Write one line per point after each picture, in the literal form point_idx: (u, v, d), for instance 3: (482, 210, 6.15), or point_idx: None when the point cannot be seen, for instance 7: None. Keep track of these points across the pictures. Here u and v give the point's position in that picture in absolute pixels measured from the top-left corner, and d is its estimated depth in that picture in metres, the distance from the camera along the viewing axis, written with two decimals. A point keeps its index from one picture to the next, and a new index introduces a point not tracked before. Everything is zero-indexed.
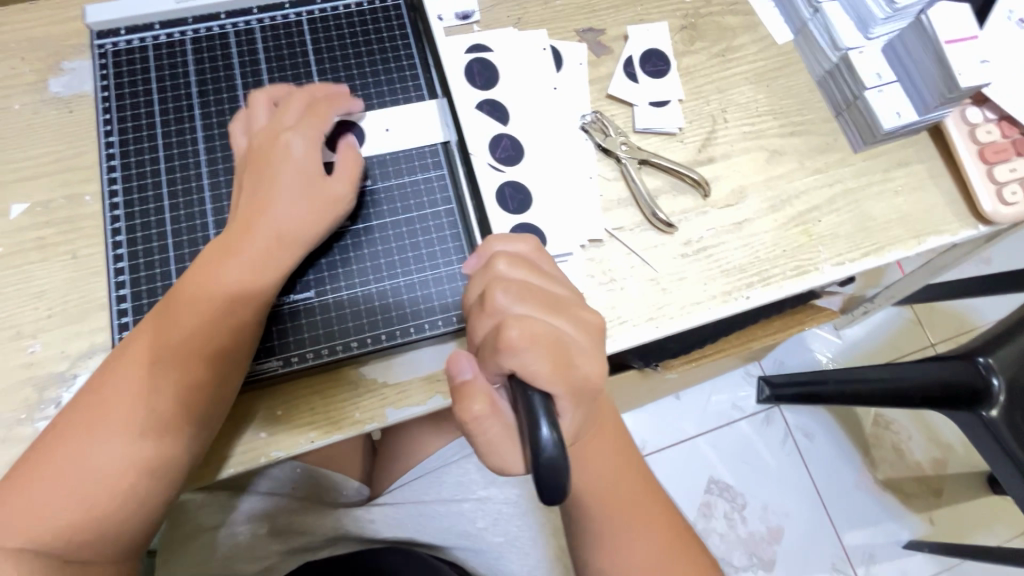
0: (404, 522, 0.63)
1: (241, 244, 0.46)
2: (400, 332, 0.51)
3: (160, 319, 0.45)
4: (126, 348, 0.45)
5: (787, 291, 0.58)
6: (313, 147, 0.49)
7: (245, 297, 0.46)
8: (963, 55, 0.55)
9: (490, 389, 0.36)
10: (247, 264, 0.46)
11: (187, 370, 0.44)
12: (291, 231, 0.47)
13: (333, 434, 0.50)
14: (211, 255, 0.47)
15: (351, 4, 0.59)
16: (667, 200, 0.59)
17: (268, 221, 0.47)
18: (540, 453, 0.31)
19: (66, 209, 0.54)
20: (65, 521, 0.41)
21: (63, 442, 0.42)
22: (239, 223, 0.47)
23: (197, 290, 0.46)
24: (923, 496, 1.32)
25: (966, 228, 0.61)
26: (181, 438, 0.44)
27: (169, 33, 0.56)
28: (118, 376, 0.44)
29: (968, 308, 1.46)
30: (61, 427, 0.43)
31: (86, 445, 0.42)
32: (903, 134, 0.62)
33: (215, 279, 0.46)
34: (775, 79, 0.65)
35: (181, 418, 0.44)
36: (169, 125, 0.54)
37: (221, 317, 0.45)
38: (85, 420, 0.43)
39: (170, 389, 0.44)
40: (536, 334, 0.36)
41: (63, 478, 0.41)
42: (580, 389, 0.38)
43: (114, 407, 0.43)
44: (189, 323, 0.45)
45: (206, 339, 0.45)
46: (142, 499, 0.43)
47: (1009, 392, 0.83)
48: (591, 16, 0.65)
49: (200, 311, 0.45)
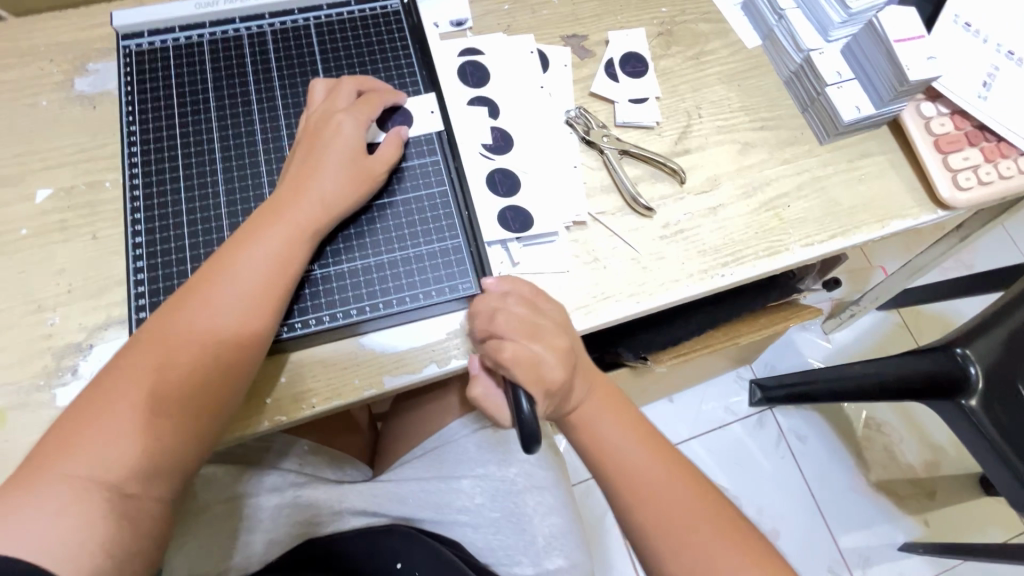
0: (405, 496, 0.65)
1: (285, 213, 0.50)
2: (397, 301, 0.55)
3: (200, 285, 0.48)
4: (170, 311, 0.47)
5: (759, 270, 0.62)
6: (364, 126, 0.55)
7: (287, 262, 0.50)
8: (911, 52, 0.60)
9: (489, 379, 0.53)
10: (293, 230, 0.50)
11: (232, 329, 0.48)
12: (338, 198, 0.52)
13: (333, 400, 0.54)
14: (256, 225, 0.50)
15: (354, 11, 0.64)
16: (646, 187, 0.64)
17: (318, 189, 0.51)
18: (522, 417, 0.45)
19: (88, 195, 0.59)
20: (114, 469, 0.43)
21: (103, 399, 0.44)
22: (283, 196, 0.51)
23: (241, 257, 0.49)
24: (917, 498, 1.33)
25: (925, 213, 0.65)
26: (222, 387, 0.47)
27: (188, 36, 0.61)
28: (163, 332, 0.46)
29: (952, 310, 1.50)
30: (100, 385, 0.45)
31: (124, 404, 0.44)
32: (864, 126, 0.66)
33: (261, 245, 0.49)
34: (746, 80, 0.70)
35: (227, 373, 0.47)
36: (186, 116, 0.58)
37: (267, 280, 0.49)
38: (123, 378, 0.45)
39: (214, 348, 0.47)
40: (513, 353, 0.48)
41: (106, 430, 0.43)
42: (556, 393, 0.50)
43: (153, 363, 0.45)
44: (236, 287, 0.48)
45: (248, 297, 0.48)
46: (185, 448, 0.46)
47: (987, 379, 0.86)
48: (575, 24, 0.71)
49: (243, 274, 0.48)
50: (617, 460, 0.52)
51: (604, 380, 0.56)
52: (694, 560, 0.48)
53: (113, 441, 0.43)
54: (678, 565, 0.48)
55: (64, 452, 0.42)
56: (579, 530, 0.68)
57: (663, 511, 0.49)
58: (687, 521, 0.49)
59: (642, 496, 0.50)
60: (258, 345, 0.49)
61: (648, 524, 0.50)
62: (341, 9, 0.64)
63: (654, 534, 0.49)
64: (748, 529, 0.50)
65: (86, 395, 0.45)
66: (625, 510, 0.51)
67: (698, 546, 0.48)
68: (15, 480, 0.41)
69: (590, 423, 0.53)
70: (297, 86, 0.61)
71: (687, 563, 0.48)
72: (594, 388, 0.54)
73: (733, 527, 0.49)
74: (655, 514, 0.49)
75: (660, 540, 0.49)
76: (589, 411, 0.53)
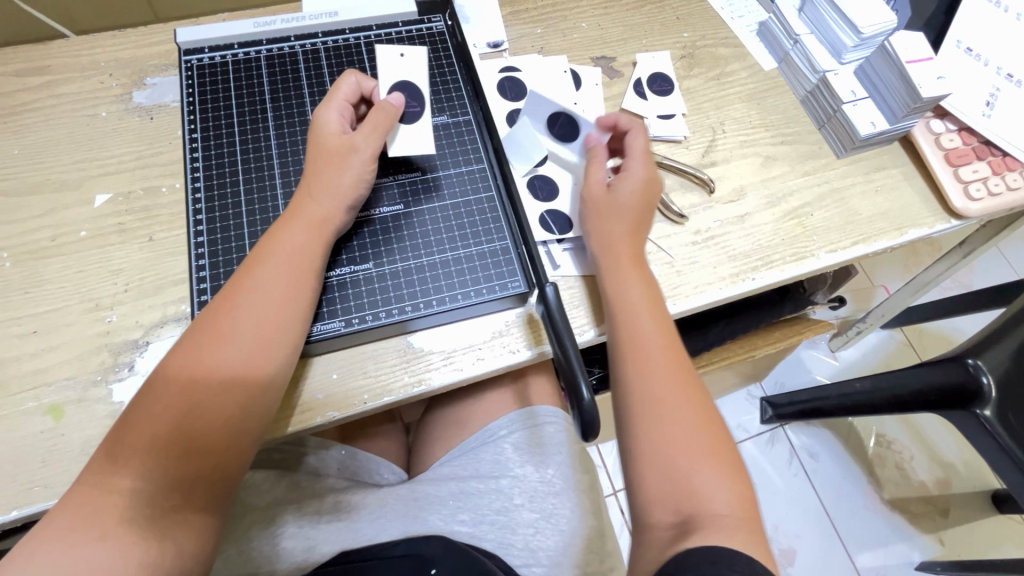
0: (444, 497, 0.65)
1: (295, 218, 0.53)
2: (450, 298, 0.57)
3: (220, 296, 0.50)
4: (191, 330, 0.49)
5: (788, 274, 0.64)
6: (335, 112, 0.57)
7: (303, 262, 0.51)
8: (922, 72, 0.64)
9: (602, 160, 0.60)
10: (311, 227, 0.53)
11: (259, 333, 0.48)
12: (330, 178, 0.54)
13: (384, 396, 0.55)
14: (276, 234, 0.52)
15: (401, 31, 0.69)
16: (678, 197, 0.67)
17: (313, 180, 0.54)
18: (583, 406, 0.46)
19: (144, 199, 0.61)
20: (155, 475, 0.44)
21: (137, 413, 0.45)
22: (295, 202, 0.54)
23: (257, 264, 0.51)
24: (932, 516, 1.30)
25: (940, 222, 0.69)
26: (248, 395, 0.47)
27: (246, 52, 0.65)
28: (186, 346, 0.48)
29: (956, 329, 1.53)
30: (135, 402, 0.46)
31: (156, 414, 0.45)
32: (879, 141, 0.71)
33: (278, 251, 0.51)
34: (765, 99, 0.75)
35: (249, 379, 0.48)
36: (245, 124, 0.62)
37: (282, 283, 0.50)
38: (153, 392, 0.46)
39: (233, 356, 0.47)
40: (642, 138, 0.60)
41: (142, 441, 0.44)
42: (624, 231, 0.57)
43: (180, 373, 0.46)
44: (258, 291, 0.49)
45: (265, 301, 0.49)
46: (218, 459, 0.46)
47: (1002, 389, 0.86)
48: (604, 47, 0.75)
49: (260, 278, 0.50)
50: (631, 329, 0.53)
51: (642, 261, 0.57)
52: (668, 442, 0.49)
53: (148, 452, 0.44)
54: (647, 439, 0.49)
55: (110, 460, 0.44)
56: (611, 535, 0.68)
57: (658, 392, 0.50)
58: (677, 411, 0.50)
59: (644, 371, 0.51)
60: (287, 345, 0.50)
61: (639, 395, 0.50)
62: (389, 29, 0.69)
63: (639, 409, 0.50)
64: (729, 445, 0.50)
65: (118, 423, 0.46)
66: (620, 375, 0.52)
67: (677, 433, 0.49)
68: (66, 496, 0.43)
69: (621, 289, 0.55)
70: None
71: (657, 441, 0.49)
72: (631, 260, 0.56)
73: (716, 436, 0.50)
74: (650, 392, 0.50)
75: (644, 418, 0.50)
76: (621, 278, 0.55)
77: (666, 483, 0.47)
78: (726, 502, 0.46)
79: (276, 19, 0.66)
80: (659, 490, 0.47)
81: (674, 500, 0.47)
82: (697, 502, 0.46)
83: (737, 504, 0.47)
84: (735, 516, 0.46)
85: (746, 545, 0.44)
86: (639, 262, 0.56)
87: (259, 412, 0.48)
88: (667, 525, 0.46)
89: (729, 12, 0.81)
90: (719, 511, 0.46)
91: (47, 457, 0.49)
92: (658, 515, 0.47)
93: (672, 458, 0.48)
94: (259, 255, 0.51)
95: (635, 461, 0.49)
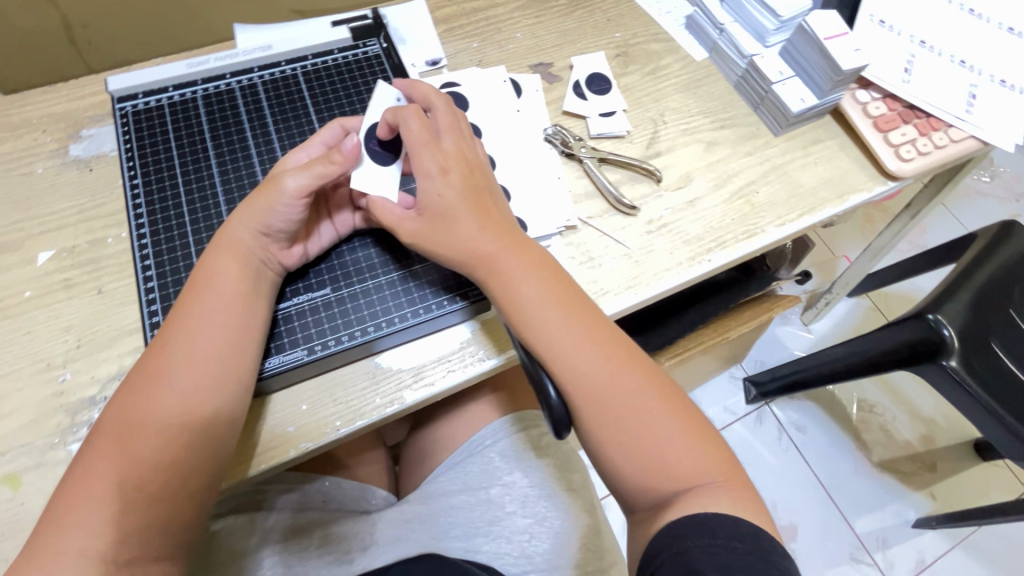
0: (434, 515, 0.64)
1: (226, 255, 0.50)
2: (413, 314, 0.57)
3: (154, 349, 0.48)
4: (131, 385, 0.46)
5: (741, 252, 0.66)
6: (302, 154, 0.55)
7: (243, 303, 0.50)
8: (840, 46, 0.67)
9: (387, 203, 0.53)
10: (235, 266, 0.50)
11: (193, 384, 0.46)
12: (249, 210, 0.51)
13: (356, 421, 0.54)
14: (197, 280, 0.50)
15: (337, 58, 0.70)
16: (628, 189, 0.69)
17: (235, 215, 0.52)
18: (552, 406, 0.48)
19: (90, 252, 0.59)
20: (111, 533, 0.42)
21: (80, 476, 0.43)
22: (221, 237, 0.52)
23: (189, 311, 0.48)
24: (921, 473, 1.33)
25: (878, 185, 0.72)
26: (205, 440, 0.46)
27: (181, 93, 0.65)
28: (124, 403, 0.46)
29: (918, 289, 1.57)
30: (80, 464, 0.44)
31: (99, 476, 0.43)
32: (811, 116, 0.74)
33: (213, 294, 0.49)
34: (700, 87, 0.77)
35: (196, 429, 0.46)
36: (187, 165, 0.61)
37: (222, 326, 0.48)
38: (95, 454, 0.44)
39: (174, 409, 0.45)
40: (412, 131, 0.51)
41: (88, 506, 0.42)
42: (480, 228, 0.51)
43: (122, 431, 0.44)
44: (191, 342, 0.47)
45: (205, 347, 0.47)
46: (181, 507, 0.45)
47: (961, 339, 0.87)
48: (541, 53, 0.77)
49: (197, 324, 0.48)
50: (545, 326, 0.49)
51: (540, 249, 0.53)
52: (621, 424, 0.46)
53: (99, 515, 0.42)
54: (607, 435, 0.47)
55: (58, 527, 0.42)
56: (606, 531, 0.68)
57: (588, 373, 0.48)
58: (623, 391, 0.47)
59: (572, 367, 0.48)
60: (228, 393, 0.48)
61: (581, 394, 0.47)
62: (325, 58, 0.69)
63: (584, 395, 0.47)
64: (684, 396, 0.49)
65: (50, 504, 0.44)
66: (556, 374, 0.48)
67: (634, 410, 0.47)
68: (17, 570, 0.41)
69: (511, 287, 0.50)
70: (292, 128, 0.64)
71: (616, 428, 0.47)
72: (511, 251, 0.51)
73: (671, 399, 0.48)
74: (589, 384, 0.47)
75: (597, 413, 0.47)
76: (511, 273, 0.50)
77: (640, 465, 0.46)
78: (701, 464, 0.46)
79: (210, 58, 0.66)
80: (637, 476, 0.46)
81: (655, 483, 0.45)
82: (675, 476, 0.45)
83: (709, 461, 0.46)
84: (714, 477, 0.45)
85: (737, 505, 0.44)
86: (527, 249, 0.52)
87: (215, 456, 0.47)
88: (651, 505, 0.46)
89: (657, 9, 0.84)
90: (703, 477, 0.45)
91: (7, 529, 0.47)
92: (639, 499, 0.46)
93: (638, 438, 0.46)
94: (193, 300, 0.49)
95: (602, 448, 0.47)
